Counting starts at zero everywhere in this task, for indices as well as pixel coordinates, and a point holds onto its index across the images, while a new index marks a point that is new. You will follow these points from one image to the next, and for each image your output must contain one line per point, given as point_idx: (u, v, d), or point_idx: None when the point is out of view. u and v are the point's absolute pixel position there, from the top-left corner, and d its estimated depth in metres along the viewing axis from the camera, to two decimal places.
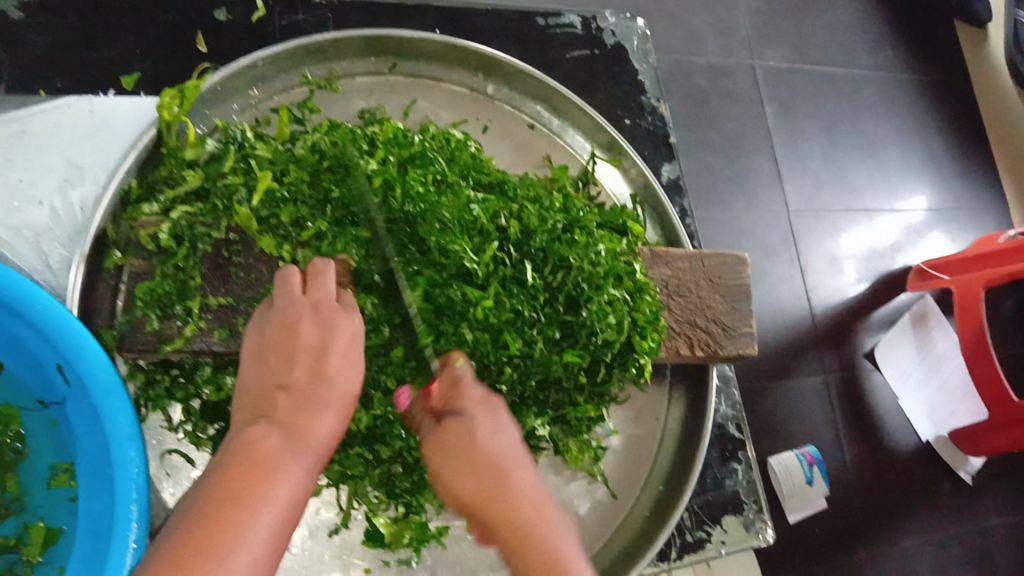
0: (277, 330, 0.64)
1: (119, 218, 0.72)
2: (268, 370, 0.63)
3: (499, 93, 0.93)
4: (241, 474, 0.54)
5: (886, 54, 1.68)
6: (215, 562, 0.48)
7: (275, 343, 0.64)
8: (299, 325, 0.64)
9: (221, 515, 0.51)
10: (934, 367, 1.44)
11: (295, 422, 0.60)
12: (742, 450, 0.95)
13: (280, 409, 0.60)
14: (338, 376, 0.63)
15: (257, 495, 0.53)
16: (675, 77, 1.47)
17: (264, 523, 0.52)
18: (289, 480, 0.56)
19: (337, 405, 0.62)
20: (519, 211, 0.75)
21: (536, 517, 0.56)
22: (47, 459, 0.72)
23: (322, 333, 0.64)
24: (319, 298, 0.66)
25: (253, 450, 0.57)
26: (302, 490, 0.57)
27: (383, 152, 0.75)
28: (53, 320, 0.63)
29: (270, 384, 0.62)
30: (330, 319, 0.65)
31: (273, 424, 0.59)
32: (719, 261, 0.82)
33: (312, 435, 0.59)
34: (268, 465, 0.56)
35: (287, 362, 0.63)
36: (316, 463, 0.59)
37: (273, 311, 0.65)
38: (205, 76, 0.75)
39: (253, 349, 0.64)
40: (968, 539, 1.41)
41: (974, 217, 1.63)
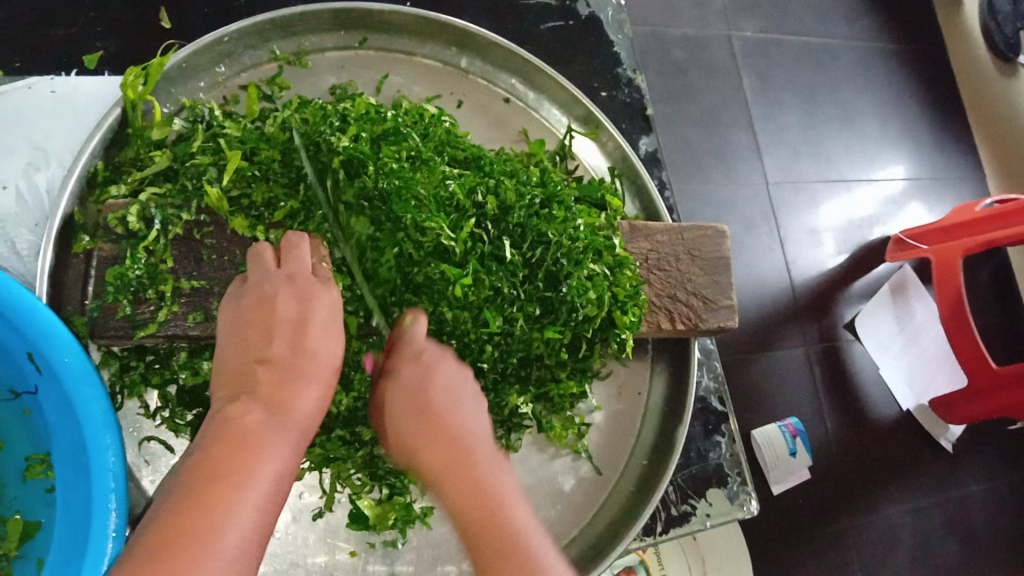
0: (254, 304, 0.63)
1: (87, 201, 0.70)
2: (247, 345, 0.62)
3: (472, 67, 0.91)
4: (227, 451, 0.54)
5: (862, 23, 1.67)
6: (206, 542, 0.48)
7: (253, 317, 0.63)
8: (276, 299, 0.63)
9: (208, 494, 0.51)
10: (913, 337, 1.45)
11: (278, 396, 0.59)
12: (725, 423, 0.95)
13: (261, 383, 0.60)
14: (318, 350, 0.63)
15: (243, 471, 0.53)
16: (651, 50, 1.45)
17: (249, 504, 0.51)
18: (272, 458, 0.55)
19: (319, 377, 0.62)
20: (496, 186, 0.73)
21: (469, 472, 0.62)
22: (20, 452, 0.71)
23: (301, 307, 0.64)
24: (295, 271, 0.65)
25: (236, 427, 0.56)
26: (287, 465, 0.56)
27: (354, 127, 0.72)
28: (22, 308, 0.61)
29: (250, 359, 0.61)
30: (307, 293, 0.65)
31: (254, 399, 0.58)
32: (698, 233, 0.80)
33: (294, 409, 0.59)
34: (252, 441, 0.55)
35: (265, 335, 0.62)
36: (300, 437, 0.58)
37: (248, 287, 0.64)
38: (169, 53, 0.73)
39: (228, 324, 0.63)
40: (948, 506, 1.42)
41: (950, 186, 1.63)
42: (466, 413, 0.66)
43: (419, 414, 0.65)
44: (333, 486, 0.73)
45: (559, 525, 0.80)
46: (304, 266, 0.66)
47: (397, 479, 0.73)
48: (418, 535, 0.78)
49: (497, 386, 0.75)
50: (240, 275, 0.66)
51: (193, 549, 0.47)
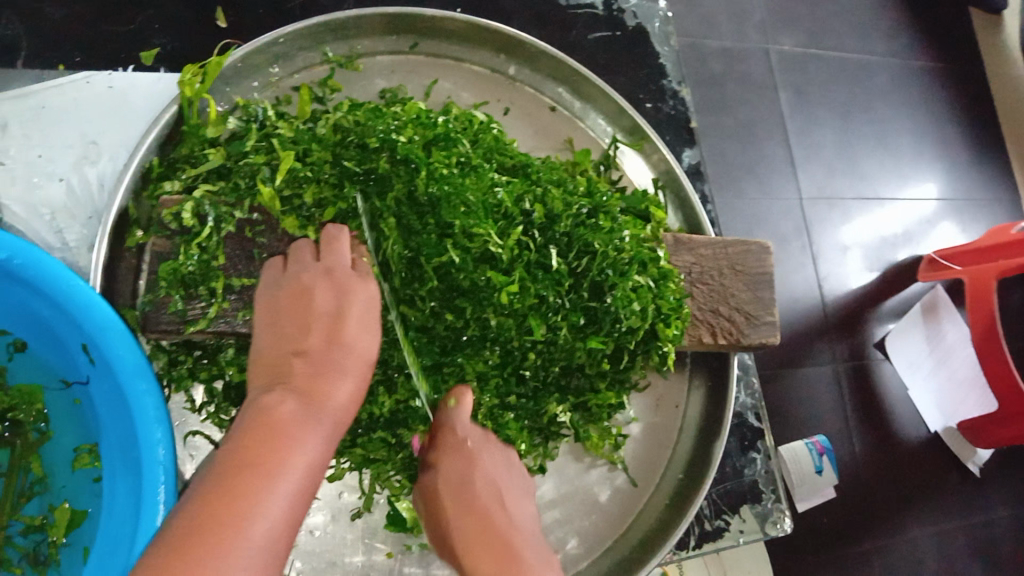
0: (292, 295, 0.64)
1: (141, 196, 0.71)
2: (283, 336, 0.63)
3: (521, 75, 0.91)
4: (259, 439, 0.54)
5: (902, 40, 1.65)
6: (238, 525, 0.48)
7: (289, 306, 0.64)
8: (313, 291, 0.64)
9: (238, 484, 0.51)
10: (944, 358, 1.40)
11: (312, 388, 0.59)
12: (761, 440, 0.95)
13: (293, 374, 0.60)
14: (355, 342, 0.63)
15: (275, 463, 0.53)
16: (690, 61, 1.45)
17: (277, 499, 0.51)
18: (301, 451, 0.54)
19: (356, 370, 0.62)
20: (543, 195, 0.73)
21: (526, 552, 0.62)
22: (69, 441, 0.72)
23: (338, 301, 0.64)
24: (333, 263, 0.66)
25: (268, 418, 0.56)
26: (318, 459, 0.56)
27: (407, 130, 0.72)
28: (79, 300, 0.62)
29: (287, 350, 0.62)
30: (345, 285, 0.65)
31: (287, 392, 0.58)
32: (741, 248, 0.80)
33: (327, 400, 0.59)
34: (282, 434, 0.55)
35: (301, 329, 0.63)
36: (333, 429, 0.58)
37: (286, 277, 0.65)
38: (227, 52, 0.74)
39: (271, 313, 0.64)
40: (975, 531, 1.41)
41: (985, 208, 1.62)
42: (512, 501, 0.68)
43: (465, 513, 0.65)
44: (372, 487, 0.74)
45: (592, 536, 0.81)
46: (345, 259, 0.67)
47: None
48: None
49: (537, 394, 0.75)
50: (281, 257, 0.68)
51: (226, 533, 0.47)
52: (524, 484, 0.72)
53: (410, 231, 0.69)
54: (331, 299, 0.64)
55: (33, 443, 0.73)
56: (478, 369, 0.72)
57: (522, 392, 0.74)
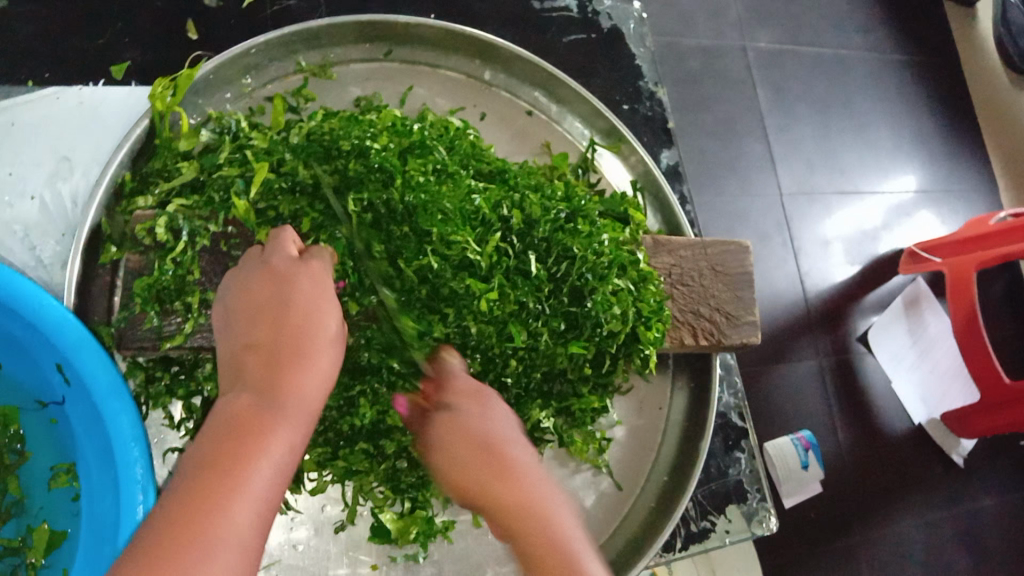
0: (237, 295, 0.62)
1: (114, 211, 0.71)
2: (235, 334, 0.61)
3: (496, 80, 0.91)
4: (218, 448, 0.52)
5: (876, 35, 1.66)
6: (199, 542, 0.46)
7: (237, 306, 0.62)
8: (253, 285, 0.62)
9: (198, 497, 0.49)
10: (926, 349, 1.44)
11: (268, 380, 0.57)
12: (745, 439, 0.95)
13: (251, 368, 0.58)
14: (305, 321, 0.61)
15: (235, 468, 0.51)
16: (667, 60, 1.46)
17: (241, 512, 0.49)
18: (265, 447, 0.53)
19: (314, 348, 0.60)
20: (521, 200, 0.73)
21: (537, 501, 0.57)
22: (44, 463, 0.72)
23: (279, 289, 0.62)
24: (270, 258, 0.64)
25: (227, 421, 0.54)
26: (289, 455, 0.54)
27: (382, 138, 0.72)
28: (52, 320, 0.62)
29: (239, 346, 0.60)
30: (287, 272, 0.63)
31: (243, 389, 0.57)
32: (721, 248, 0.80)
33: (286, 387, 0.57)
34: (243, 435, 0.53)
35: (248, 325, 0.61)
36: (299, 416, 0.56)
37: (237, 278, 0.64)
38: (199, 64, 0.73)
39: (225, 313, 0.62)
40: (961, 521, 1.41)
41: (963, 198, 1.62)
42: (516, 449, 0.61)
43: (474, 451, 0.60)
44: (354, 499, 0.73)
45: None
46: (286, 251, 0.64)
47: (419, 493, 0.73)
48: (439, 550, 0.78)
49: (520, 401, 0.75)
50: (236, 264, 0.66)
51: (187, 550, 0.46)
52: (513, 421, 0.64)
53: (387, 237, 0.69)
54: (279, 283, 0.62)
55: (10, 465, 0.71)
56: None
57: (505, 399, 0.73)
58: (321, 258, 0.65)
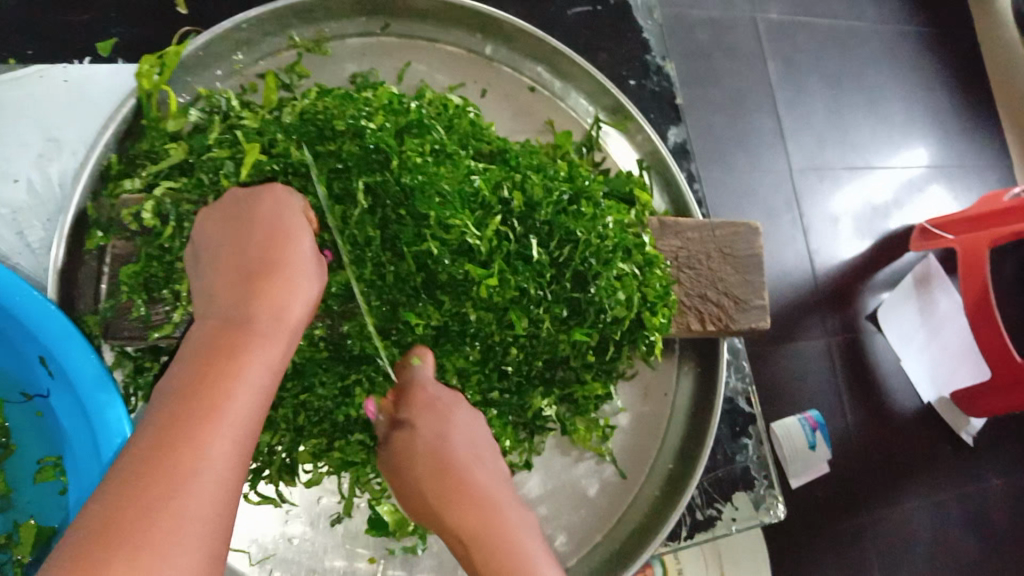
0: (206, 232, 0.61)
1: (100, 195, 0.68)
2: (207, 266, 0.59)
3: (498, 54, 0.87)
4: (195, 367, 0.51)
5: (890, 6, 1.61)
6: (185, 462, 0.45)
7: (206, 241, 0.60)
8: (220, 221, 0.61)
9: (179, 416, 0.47)
10: (936, 330, 1.35)
11: (243, 302, 0.56)
12: (753, 424, 0.93)
13: (222, 298, 0.56)
14: (276, 243, 0.59)
15: (215, 384, 0.49)
16: (675, 32, 1.42)
17: (224, 432, 0.48)
18: (248, 363, 0.51)
19: (289, 267, 0.58)
20: (522, 181, 0.70)
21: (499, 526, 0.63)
22: (30, 457, 0.71)
23: (247, 215, 0.60)
24: (234, 195, 0.62)
25: (204, 342, 0.53)
26: (271, 371, 0.53)
27: (378, 117, 0.69)
28: (35, 312, 0.62)
29: (210, 276, 0.58)
30: (254, 200, 0.61)
31: (217, 314, 0.55)
32: (729, 230, 0.77)
33: (261, 307, 0.55)
34: (223, 354, 0.52)
35: (214, 264, 0.59)
36: (278, 332, 0.55)
37: (205, 217, 0.62)
38: (186, 41, 0.70)
39: (198, 249, 0.61)
40: (970, 502, 1.39)
41: (977, 174, 1.59)
42: (482, 473, 0.66)
43: (437, 477, 0.66)
44: (352, 491, 0.71)
45: (582, 530, 0.79)
46: (248, 189, 0.63)
47: None
48: (439, 541, 0.77)
49: (521, 389, 0.73)
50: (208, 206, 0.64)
51: (173, 471, 0.45)
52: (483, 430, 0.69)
53: (385, 221, 0.67)
54: (246, 215, 0.60)
55: None
56: (459, 365, 0.71)
57: (504, 388, 0.72)
58: (289, 193, 0.63)
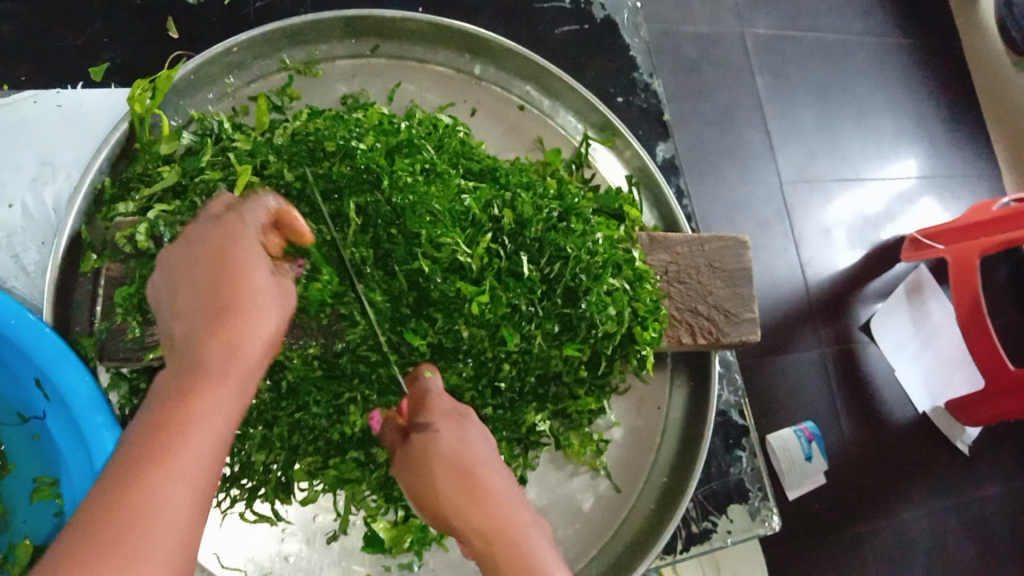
0: (172, 266, 0.58)
1: (94, 218, 0.69)
2: (169, 303, 0.57)
3: (487, 74, 0.88)
4: (152, 415, 0.48)
5: (876, 19, 1.63)
6: (137, 516, 0.43)
7: (171, 270, 0.58)
8: (181, 253, 0.58)
9: (132, 468, 0.45)
10: (930, 338, 1.41)
11: (203, 344, 0.53)
12: (745, 437, 0.93)
13: (176, 340, 0.54)
14: (238, 279, 0.57)
15: (172, 432, 0.47)
16: (664, 48, 1.43)
17: (179, 484, 0.45)
18: (206, 410, 0.49)
19: (246, 304, 0.56)
20: (512, 199, 0.71)
21: (510, 524, 0.56)
22: (27, 475, 0.71)
23: (203, 249, 0.58)
24: (195, 221, 0.60)
25: (161, 388, 0.51)
26: (230, 416, 0.50)
27: (368, 138, 0.70)
28: (31, 332, 0.62)
29: (171, 316, 0.57)
30: (211, 232, 0.58)
31: (178, 356, 0.53)
32: (718, 244, 0.78)
33: (220, 347, 0.53)
34: (183, 401, 0.49)
35: (167, 303, 0.56)
36: (237, 374, 0.52)
37: (169, 253, 0.59)
38: (178, 64, 0.71)
39: (160, 287, 0.59)
40: (967, 510, 1.40)
41: (966, 184, 1.60)
42: (495, 476, 0.60)
43: (455, 476, 0.59)
44: (347, 508, 0.71)
45: (578, 544, 0.79)
46: (211, 212, 0.60)
47: (413, 502, 0.71)
48: (435, 557, 0.77)
49: (514, 405, 0.73)
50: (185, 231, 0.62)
51: (127, 524, 0.42)
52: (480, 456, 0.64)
53: (377, 240, 0.68)
54: (201, 245, 0.58)
55: None
56: (451, 382, 0.70)
57: (498, 404, 0.72)
58: (255, 208, 0.60)
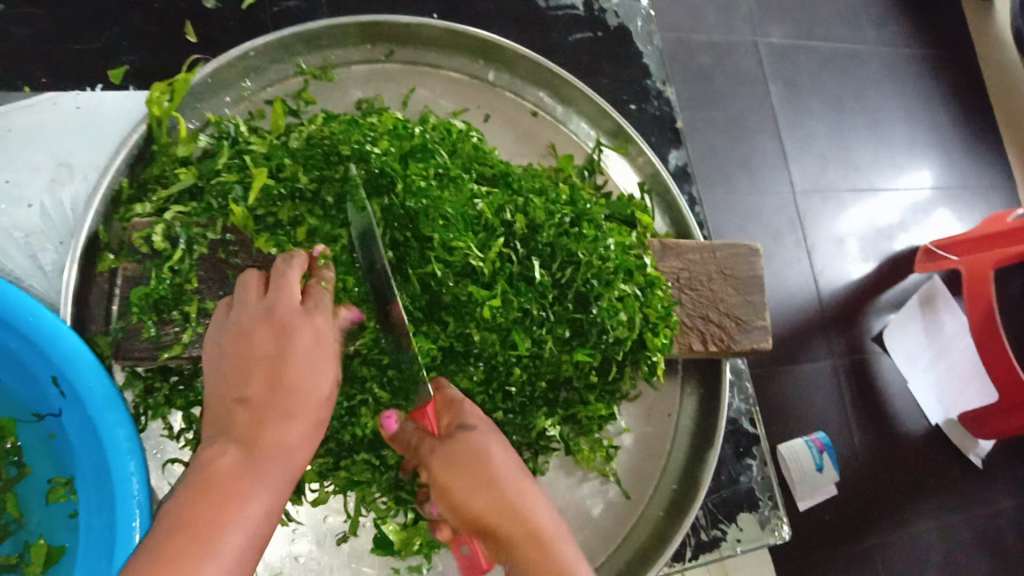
0: (233, 339, 0.61)
1: (111, 219, 0.69)
2: (228, 383, 0.60)
3: (500, 80, 0.89)
4: (201, 501, 0.52)
5: (891, 29, 1.63)
6: None
7: (233, 352, 0.61)
8: (253, 333, 0.61)
9: (176, 550, 0.49)
10: (942, 350, 1.41)
11: (259, 437, 0.57)
12: (756, 445, 0.93)
13: (240, 421, 0.58)
14: (300, 382, 0.60)
15: (218, 524, 0.51)
16: (678, 56, 1.44)
17: (216, 574, 0.49)
18: (249, 505, 0.53)
19: (306, 411, 0.59)
20: (525, 204, 0.71)
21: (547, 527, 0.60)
22: (44, 474, 0.72)
23: (278, 344, 0.61)
24: (276, 303, 0.62)
25: (213, 469, 0.54)
26: (267, 515, 0.54)
27: (381, 142, 0.71)
28: (48, 331, 0.63)
29: (229, 397, 0.59)
30: (286, 324, 0.61)
31: (232, 439, 0.57)
32: (730, 252, 0.78)
33: (276, 444, 0.57)
34: (231, 491, 0.53)
35: (242, 376, 0.60)
36: (281, 477, 0.56)
37: (229, 319, 0.62)
38: (196, 68, 0.72)
39: (217, 357, 0.61)
40: (979, 523, 1.39)
41: (980, 195, 1.60)
42: (528, 488, 0.62)
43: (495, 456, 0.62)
44: (357, 510, 0.72)
45: (587, 550, 0.79)
46: (289, 295, 0.62)
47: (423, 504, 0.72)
48: (443, 561, 0.77)
49: (525, 409, 0.73)
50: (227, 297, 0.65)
51: None
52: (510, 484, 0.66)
53: (392, 244, 0.68)
54: (276, 340, 0.61)
55: (10, 479, 0.72)
56: (463, 385, 0.70)
57: (508, 408, 0.72)
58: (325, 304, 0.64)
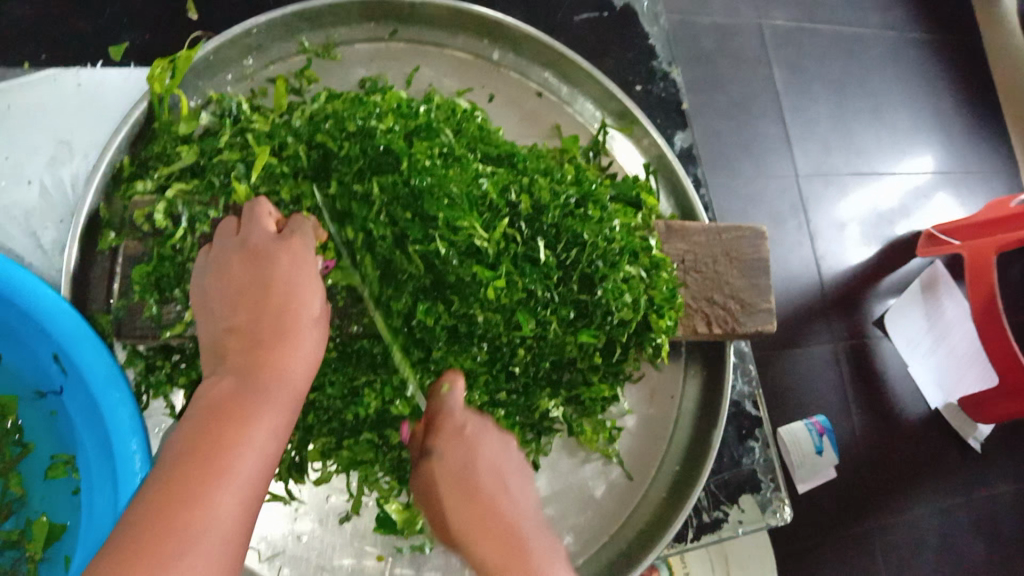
0: (213, 274, 0.61)
1: (113, 197, 0.70)
2: (215, 314, 0.61)
3: (505, 60, 0.88)
4: (207, 427, 0.53)
5: (895, 12, 1.62)
6: (185, 522, 0.47)
7: (216, 287, 0.61)
8: (231, 265, 0.61)
9: (185, 475, 0.50)
10: (943, 333, 1.40)
11: (257, 360, 0.58)
12: (759, 428, 0.93)
13: (234, 350, 0.59)
14: (291, 303, 0.60)
15: (225, 447, 0.52)
16: (682, 38, 1.43)
17: (227, 497, 0.50)
18: (255, 428, 0.54)
19: (299, 329, 0.60)
20: (529, 185, 0.71)
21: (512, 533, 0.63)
22: (46, 451, 0.72)
23: (260, 271, 0.61)
24: (249, 235, 0.62)
25: (213, 398, 0.55)
26: (276, 439, 0.55)
27: (388, 120, 0.69)
28: (47, 309, 0.63)
29: (221, 328, 0.60)
30: (267, 252, 0.61)
31: (230, 367, 0.58)
32: (735, 234, 0.77)
33: (274, 365, 0.57)
34: (235, 415, 0.54)
35: (231, 305, 0.60)
36: (284, 396, 0.57)
37: (210, 260, 0.62)
38: (197, 45, 0.71)
39: (202, 296, 0.61)
40: (977, 508, 1.39)
41: (983, 179, 1.59)
42: (508, 500, 0.66)
43: (467, 503, 0.65)
44: (360, 489, 0.72)
45: (588, 531, 0.79)
46: (266, 231, 0.62)
47: None
48: None
49: (528, 390, 0.73)
50: (206, 245, 0.65)
51: (175, 529, 0.47)
52: (523, 467, 0.71)
53: (395, 220, 0.66)
54: (256, 270, 0.61)
55: (13, 459, 0.72)
56: (467, 366, 0.69)
57: (512, 388, 0.72)
58: (302, 226, 0.63)
